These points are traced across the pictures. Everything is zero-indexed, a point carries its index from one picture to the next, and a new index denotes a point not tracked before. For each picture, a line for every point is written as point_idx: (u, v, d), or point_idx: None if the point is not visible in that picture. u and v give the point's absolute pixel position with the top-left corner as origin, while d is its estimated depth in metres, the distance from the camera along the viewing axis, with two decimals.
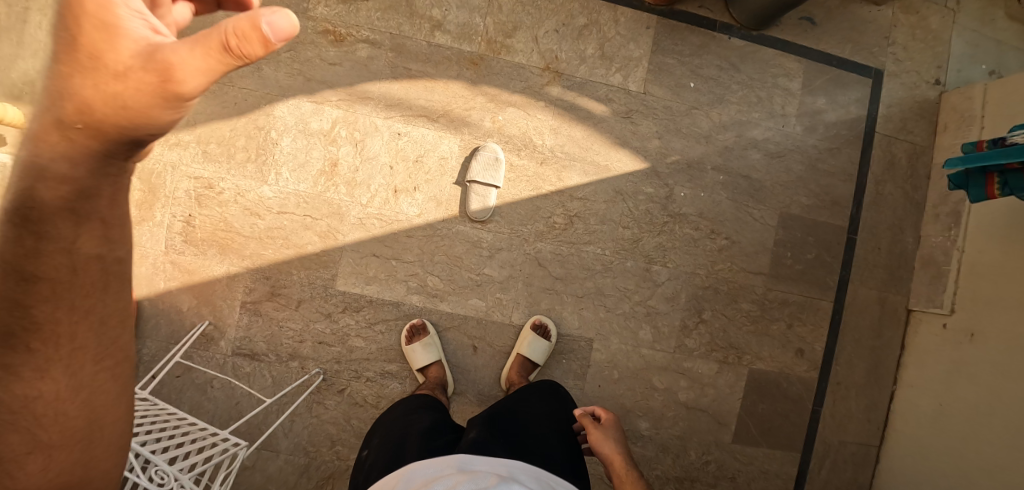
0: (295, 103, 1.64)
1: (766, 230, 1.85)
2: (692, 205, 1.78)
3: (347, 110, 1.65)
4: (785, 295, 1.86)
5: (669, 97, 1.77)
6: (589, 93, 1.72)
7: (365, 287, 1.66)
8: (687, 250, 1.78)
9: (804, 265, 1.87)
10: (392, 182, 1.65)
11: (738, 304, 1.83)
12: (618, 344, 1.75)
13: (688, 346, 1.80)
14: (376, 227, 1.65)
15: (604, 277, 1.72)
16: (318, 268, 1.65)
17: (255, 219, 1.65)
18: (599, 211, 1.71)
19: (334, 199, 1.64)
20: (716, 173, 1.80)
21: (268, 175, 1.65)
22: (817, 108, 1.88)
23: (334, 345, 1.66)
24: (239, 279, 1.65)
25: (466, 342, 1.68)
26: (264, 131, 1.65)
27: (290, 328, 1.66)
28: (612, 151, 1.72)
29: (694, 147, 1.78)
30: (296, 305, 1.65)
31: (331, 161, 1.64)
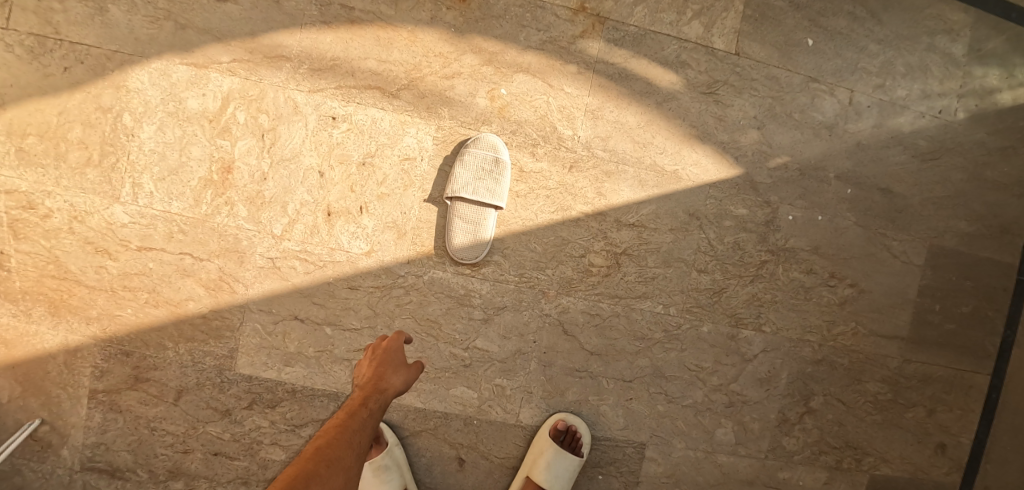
0: (162, 68, 1.00)
1: (908, 273, 1.20)
2: (803, 236, 1.13)
3: (247, 80, 0.99)
4: (928, 369, 1.23)
5: (776, 61, 1.10)
6: (651, 52, 1.04)
7: (282, 370, 1.03)
8: (791, 305, 1.14)
9: (958, 323, 1.23)
10: (322, 199, 0.99)
11: (862, 385, 1.20)
12: (683, 451, 1.12)
13: (786, 449, 1.18)
14: (296, 273, 1.00)
15: (666, 352, 1.08)
16: (208, 339, 1.03)
17: (105, 259, 1.02)
18: (661, 247, 1.06)
19: (229, 228, 1.00)
20: (840, 184, 1.15)
21: (122, 188, 1.01)
22: (990, 83, 1.20)
23: (238, 457, 1.05)
24: (82, 354, 1.03)
25: (448, 453, 1.05)
26: (115, 115, 1.01)
27: (167, 432, 1.06)
28: (685, 149, 1.06)
29: (809, 143, 1.12)
30: (175, 398, 1.05)
31: (223, 164, 0.99)
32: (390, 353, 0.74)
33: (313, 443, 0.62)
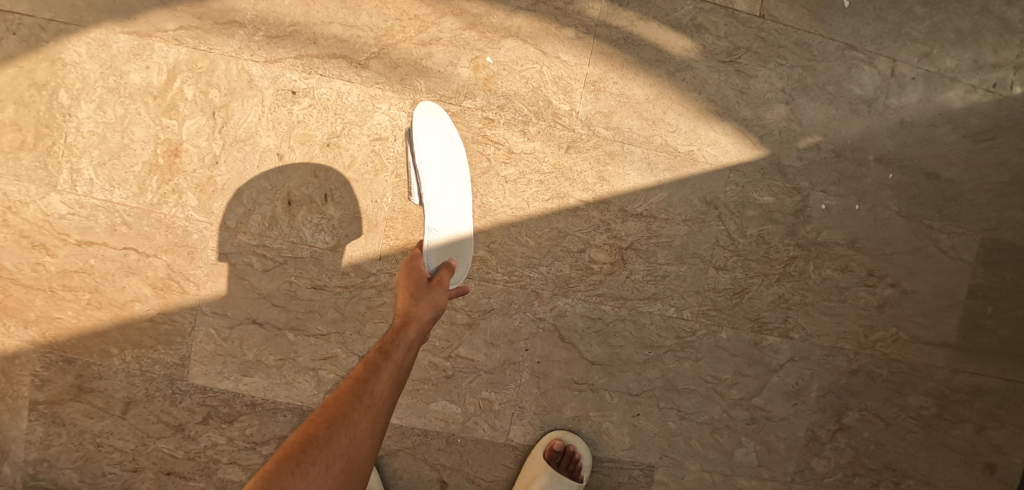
0: (99, 37, 0.87)
1: (963, 269, 1.04)
2: (837, 229, 0.98)
3: (196, 49, 0.86)
4: (979, 379, 1.06)
5: (811, 25, 0.95)
6: (662, 14, 0.90)
7: (241, 381, 0.91)
8: (824, 308, 1.00)
9: (1014, 328, 1.06)
10: (282, 185, 0.86)
11: (902, 399, 1.05)
12: (697, 473, 0.98)
13: (815, 471, 1.04)
14: (254, 271, 0.88)
15: (679, 361, 0.95)
16: (159, 346, 0.91)
17: (40, 255, 0.90)
18: (674, 241, 0.92)
19: (178, 220, 0.88)
20: (880, 168, 1.00)
21: (57, 175, 0.89)
22: None
23: (194, 477, 0.93)
24: (21, 360, 0.92)
25: (429, 475, 0.93)
26: (47, 92, 0.88)
27: (116, 448, 0.93)
28: (701, 127, 0.91)
29: (846, 122, 0.97)
30: (123, 411, 0.92)
31: (170, 147, 0.87)
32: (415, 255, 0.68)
33: (351, 382, 0.59)
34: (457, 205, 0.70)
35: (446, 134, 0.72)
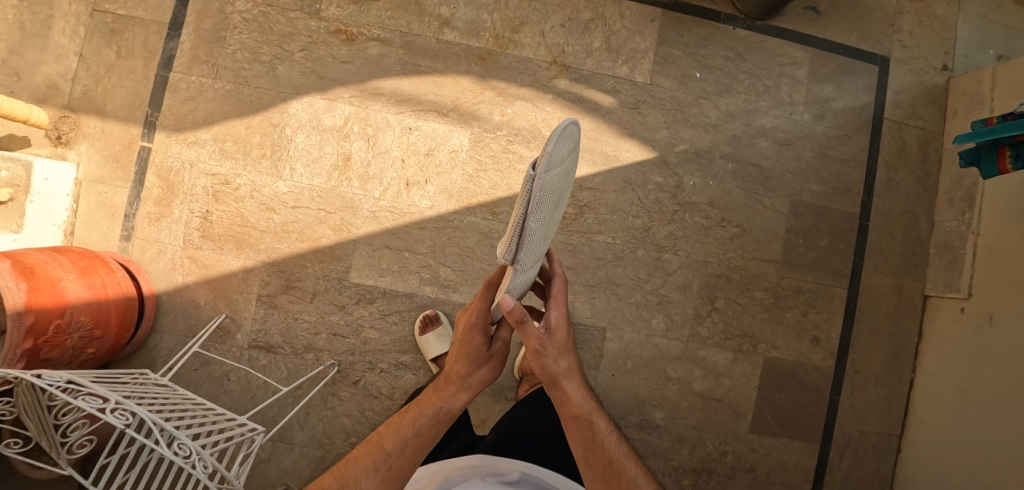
0: (308, 101, 1.67)
1: (778, 218, 1.74)
2: (702, 194, 1.73)
3: (359, 107, 1.68)
4: (799, 283, 1.76)
5: (676, 87, 1.73)
6: (597, 86, 1.72)
7: (378, 278, 1.68)
8: (697, 238, 1.73)
9: (817, 253, 1.76)
10: (403, 175, 1.68)
11: (751, 292, 1.75)
12: (630, 333, 1.72)
13: (701, 335, 1.74)
14: (388, 220, 1.68)
15: (616, 267, 1.71)
16: (332, 261, 1.67)
17: (270, 214, 1.66)
18: (609, 201, 1.71)
19: (348, 193, 1.67)
20: (724, 161, 1.73)
21: (283, 171, 1.67)
22: (824, 96, 1.76)
23: (348, 336, 1.67)
24: (255, 272, 1.67)
25: None
26: (279, 129, 1.67)
27: (305, 320, 1.67)
28: (620, 141, 1.72)
29: (702, 137, 1.73)
30: (311, 298, 1.67)
31: (344, 156, 1.67)
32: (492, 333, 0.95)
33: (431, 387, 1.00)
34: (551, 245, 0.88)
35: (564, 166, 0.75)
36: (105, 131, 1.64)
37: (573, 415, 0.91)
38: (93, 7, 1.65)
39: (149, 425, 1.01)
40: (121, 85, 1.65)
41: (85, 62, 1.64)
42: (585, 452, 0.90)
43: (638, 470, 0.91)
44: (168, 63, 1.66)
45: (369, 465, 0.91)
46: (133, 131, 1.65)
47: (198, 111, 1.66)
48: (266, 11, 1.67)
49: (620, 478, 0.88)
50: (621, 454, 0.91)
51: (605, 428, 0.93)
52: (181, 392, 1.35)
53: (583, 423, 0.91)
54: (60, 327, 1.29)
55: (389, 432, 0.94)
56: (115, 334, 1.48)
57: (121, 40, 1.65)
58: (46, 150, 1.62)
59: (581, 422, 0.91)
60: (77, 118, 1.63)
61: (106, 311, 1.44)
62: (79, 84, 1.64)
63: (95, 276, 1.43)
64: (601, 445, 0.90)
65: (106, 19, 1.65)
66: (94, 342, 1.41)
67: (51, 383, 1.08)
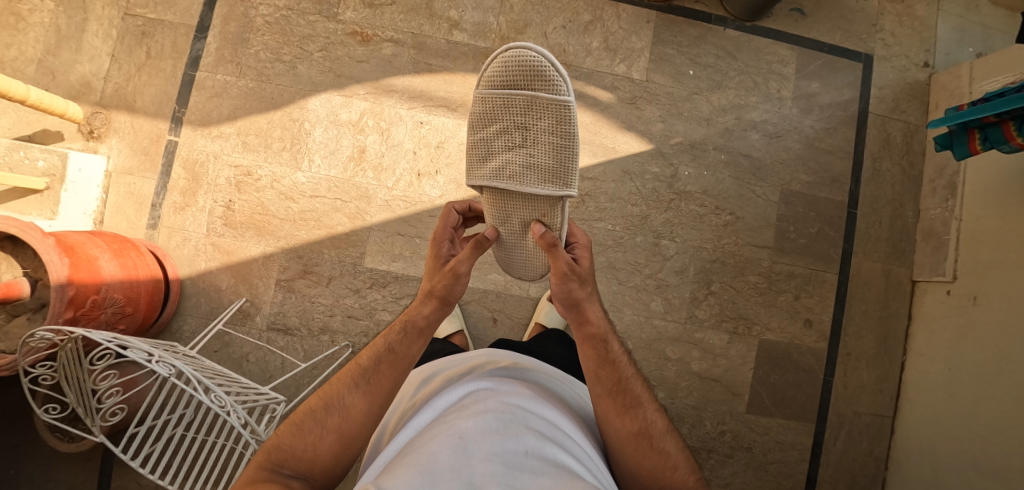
0: (326, 97, 1.78)
1: (769, 206, 1.84)
2: (697, 183, 1.83)
3: (374, 103, 1.79)
4: (790, 267, 1.84)
5: (671, 83, 1.84)
6: (596, 83, 1.83)
7: (391, 263, 1.77)
8: (692, 225, 1.82)
9: (808, 239, 1.85)
10: (415, 166, 1.79)
11: (745, 276, 1.83)
12: (631, 315, 1.79)
13: (699, 318, 1.81)
14: (401, 208, 1.78)
15: (616, 252, 1.80)
16: (347, 247, 1.76)
17: (289, 202, 1.76)
18: (609, 190, 1.81)
19: (363, 183, 1.77)
20: (718, 152, 1.84)
21: (302, 162, 1.77)
22: (811, 92, 1.87)
23: (362, 318, 1.76)
24: (274, 258, 1.75)
25: (487, 314, 1.79)
26: (299, 123, 1.77)
27: (321, 303, 1.75)
28: (619, 134, 1.83)
29: (696, 129, 1.84)
30: (327, 282, 1.76)
31: (359, 148, 1.78)
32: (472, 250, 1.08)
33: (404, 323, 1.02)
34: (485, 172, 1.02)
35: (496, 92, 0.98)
36: (135, 126, 1.73)
37: (589, 336, 1.01)
38: (126, 11, 1.76)
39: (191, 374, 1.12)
40: (151, 82, 1.75)
41: (116, 61, 1.74)
42: (597, 370, 1.00)
43: (643, 391, 1.01)
44: (195, 62, 1.76)
45: (350, 384, 0.96)
46: (161, 126, 1.74)
47: (222, 106, 1.76)
48: (287, 15, 1.79)
49: (627, 395, 0.99)
50: (629, 375, 1.01)
51: (617, 350, 1.03)
52: (207, 365, 1.44)
53: (599, 343, 1.01)
54: (96, 302, 1.35)
55: (365, 351, 0.99)
56: (144, 312, 1.55)
57: (152, 41, 1.76)
58: (78, 143, 1.70)
59: (597, 341, 1.01)
60: (108, 113, 1.72)
61: (138, 290, 1.51)
62: (111, 82, 1.73)
63: (128, 257, 1.50)
64: (613, 363, 1.00)
65: (138, 22, 1.76)
66: (124, 319, 1.48)
67: (101, 339, 1.18)
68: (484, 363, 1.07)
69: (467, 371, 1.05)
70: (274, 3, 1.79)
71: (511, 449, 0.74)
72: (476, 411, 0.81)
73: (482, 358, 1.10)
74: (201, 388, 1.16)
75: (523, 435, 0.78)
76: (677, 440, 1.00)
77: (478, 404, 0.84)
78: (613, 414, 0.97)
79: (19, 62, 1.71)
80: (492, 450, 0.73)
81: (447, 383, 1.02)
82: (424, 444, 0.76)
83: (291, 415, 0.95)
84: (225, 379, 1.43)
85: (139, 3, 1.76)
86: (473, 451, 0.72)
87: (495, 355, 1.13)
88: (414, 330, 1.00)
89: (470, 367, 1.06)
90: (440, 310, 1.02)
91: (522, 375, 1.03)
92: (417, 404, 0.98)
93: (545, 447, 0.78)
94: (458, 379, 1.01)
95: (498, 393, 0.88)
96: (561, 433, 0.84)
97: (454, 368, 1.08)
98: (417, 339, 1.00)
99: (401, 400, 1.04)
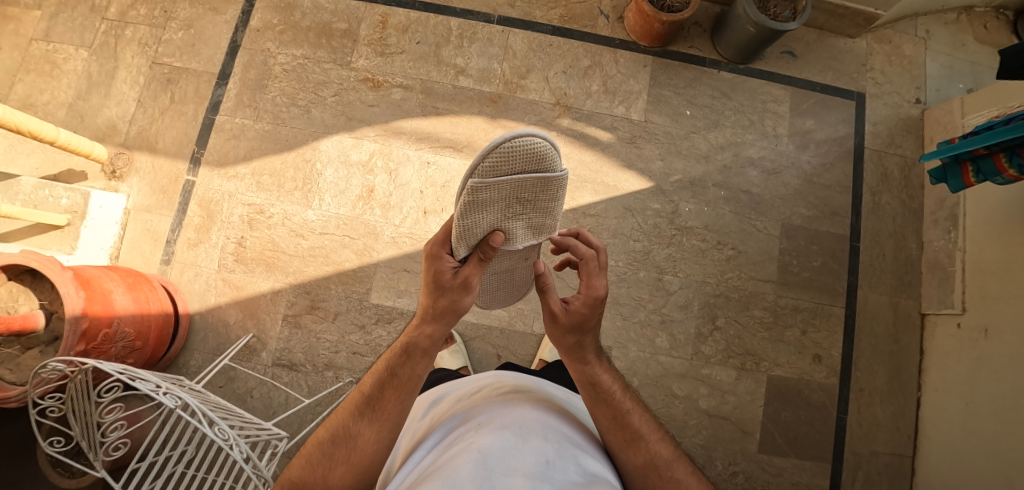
0: (337, 139, 1.86)
1: (771, 240, 1.85)
2: (698, 219, 1.86)
3: (383, 144, 1.87)
4: (796, 301, 1.83)
5: (669, 123, 1.91)
6: (596, 123, 1.90)
7: (396, 299, 1.79)
8: (695, 260, 1.83)
9: (812, 272, 1.84)
10: (422, 205, 1.84)
11: (750, 311, 1.82)
12: (635, 352, 1.77)
13: (705, 354, 1.79)
14: (407, 245, 1.82)
15: (619, 288, 1.80)
16: (354, 283, 1.79)
17: (299, 239, 1.81)
18: (611, 226, 1.83)
19: (370, 221, 1.83)
20: (717, 189, 1.87)
21: (312, 200, 1.83)
22: (806, 129, 1.92)
23: (367, 355, 1.76)
24: (282, 294, 1.78)
25: (491, 351, 1.78)
26: (311, 164, 1.85)
27: (327, 338, 1.76)
28: (620, 173, 1.87)
29: (694, 167, 1.88)
30: (334, 318, 1.77)
31: (368, 188, 1.84)
32: (439, 260, 0.95)
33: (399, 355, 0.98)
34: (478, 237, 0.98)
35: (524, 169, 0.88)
36: (155, 166, 1.82)
37: (580, 378, 1.02)
38: (153, 60, 1.89)
39: (195, 408, 1.12)
40: (173, 125, 1.85)
41: (142, 106, 1.86)
42: (592, 409, 1.01)
43: (644, 423, 0.99)
44: (215, 107, 1.87)
45: (357, 413, 0.96)
46: (180, 166, 1.82)
47: (239, 148, 1.84)
48: (304, 63, 1.90)
49: (626, 430, 0.97)
50: (628, 409, 1.00)
51: (611, 386, 1.01)
52: (212, 399, 1.44)
53: (589, 385, 1.01)
54: (107, 336, 1.38)
55: (366, 380, 0.99)
56: (153, 346, 1.58)
57: (176, 87, 1.87)
58: (101, 182, 1.79)
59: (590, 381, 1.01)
60: (131, 155, 1.82)
61: (148, 324, 1.53)
62: (136, 124, 1.84)
63: (140, 292, 1.54)
64: (607, 402, 0.99)
65: (164, 70, 1.88)
66: (133, 353, 1.51)
67: (110, 370, 1.20)
68: (491, 380, 1.14)
69: (476, 389, 1.12)
70: (292, 52, 1.91)
71: (528, 462, 0.83)
72: (492, 429, 0.90)
73: (489, 378, 1.17)
74: (205, 421, 1.13)
75: (537, 449, 0.86)
76: (688, 464, 0.98)
77: (493, 422, 0.93)
78: (619, 447, 0.98)
79: (52, 106, 1.83)
80: (511, 466, 0.81)
81: (459, 403, 1.10)
82: (447, 461, 0.84)
83: (302, 450, 0.96)
84: (228, 414, 1.41)
85: (167, 53, 1.89)
86: (494, 465, 0.81)
87: (502, 373, 1.19)
88: (417, 352, 0.97)
89: (478, 386, 1.13)
90: (447, 322, 0.97)
91: (529, 389, 1.09)
92: (433, 423, 1.06)
93: (558, 460, 0.86)
94: (469, 398, 1.09)
95: (509, 412, 0.96)
96: (572, 444, 0.92)
97: (463, 388, 1.15)
98: (422, 360, 0.98)
99: (415, 420, 1.12)
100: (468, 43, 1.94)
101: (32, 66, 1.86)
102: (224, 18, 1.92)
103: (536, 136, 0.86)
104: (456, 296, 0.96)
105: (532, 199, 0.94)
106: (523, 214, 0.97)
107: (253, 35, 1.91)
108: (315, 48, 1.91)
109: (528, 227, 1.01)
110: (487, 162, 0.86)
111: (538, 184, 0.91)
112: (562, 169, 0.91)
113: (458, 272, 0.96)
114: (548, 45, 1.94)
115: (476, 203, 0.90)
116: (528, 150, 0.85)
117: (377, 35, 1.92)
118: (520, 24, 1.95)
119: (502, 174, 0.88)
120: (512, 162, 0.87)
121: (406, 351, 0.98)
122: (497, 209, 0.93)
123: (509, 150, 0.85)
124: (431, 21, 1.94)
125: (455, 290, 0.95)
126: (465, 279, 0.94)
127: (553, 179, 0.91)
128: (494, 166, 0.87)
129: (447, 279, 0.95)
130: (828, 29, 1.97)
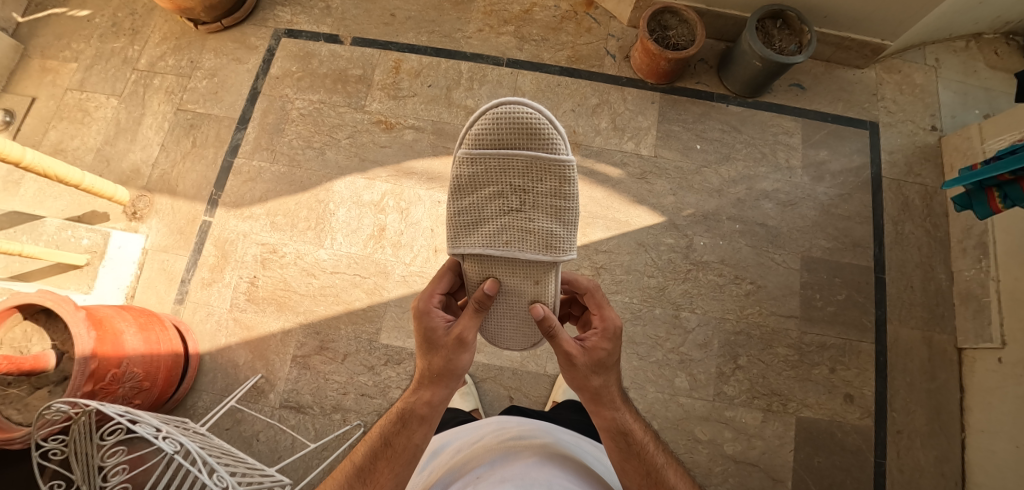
0: (350, 180, 1.90)
1: (790, 273, 1.79)
2: (713, 253, 1.81)
3: (395, 184, 1.89)
4: (821, 338, 1.74)
5: (679, 158, 1.90)
6: (606, 160, 1.90)
7: (406, 340, 1.76)
8: (713, 296, 1.77)
9: (837, 307, 1.77)
10: (432, 243, 1.84)
11: (774, 349, 1.73)
12: (654, 393, 1.69)
13: (727, 394, 1.70)
14: (417, 283, 1.81)
15: (634, 325, 1.74)
16: (364, 323, 1.77)
17: (310, 278, 1.81)
18: (623, 262, 1.80)
19: (381, 259, 1.83)
20: (732, 222, 1.84)
21: (324, 240, 1.84)
22: (820, 160, 1.90)
23: (376, 397, 1.71)
24: (292, 334, 1.77)
25: (503, 392, 1.71)
26: (324, 204, 1.88)
27: (335, 380, 1.73)
28: (632, 208, 1.85)
29: (707, 201, 1.86)
30: (343, 359, 1.74)
31: (379, 227, 1.85)
32: (428, 316, 1.03)
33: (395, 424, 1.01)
34: (470, 236, 1.06)
35: (487, 135, 0.98)
36: (175, 207, 1.87)
37: (606, 428, 1.02)
38: (178, 107, 1.98)
39: (194, 455, 1.05)
40: (194, 168, 1.91)
41: (165, 150, 1.93)
42: (623, 462, 1.01)
43: (679, 479, 1.00)
44: (234, 150, 1.93)
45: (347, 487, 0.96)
46: (198, 208, 1.87)
47: (256, 189, 1.89)
48: (321, 107, 1.97)
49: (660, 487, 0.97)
50: (661, 464, 1.00)
51: (643, 438, 1.02)
52: (217, 443, 1.37)
53: (619, 436, 1.01)
54: (115, 376, 1.37)
55: (364, 448, 1.00)
56: (161, 387, 1.56)
57: (198, 132, 1.95)
58: (122, 223, 1.85)
59: (616, 434, 1.01)
60: (152, 197, 1.88)
61: (157, 365, 1.52)
62: (158, 167, 1.91)
63: (152, 332, 1.54)
64: (639, 456, 0.99)
65: (188, 116, 1.97)
66: (141, 394, 1.49)
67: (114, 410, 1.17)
68: (493, 428, 1.10)
69: (477, 438, 1.09)
70: (309, 97, 1.98)
71: None
72: (493, 483, 0.89)
73: (492, 425, 1.13)
74: (204, 468, 1.06)
75: None
76: None
77: (493, 476, 0.92)
78: None
79: (81, 151, 1.92)
80: None
81: (459, 453, 1.07)
82: None
83: None
84: (232, 459, 1.34)
85: (191, 100, 1.98)
86: None
87: (504, 420, 1.15)
88: (415, 420, 1.00)
89: (480, 435, 1.10)
90: (443, 384, 1.01)
91: (533, 435, 1.06)
92: (433, 479, 1.04)
93: None
94: (469, 449, 1.06)
95: (510, 465, 0.94)
96: None
97: (464, 437, 1.12)
98: (419, 427, 1.00)
99: (417, 475, 1.10)
100: (478, 85, 1.99)
101: (65, 114, 1.96)
102: (246, 67, 2.02)
103: (525, 106, 0.95)
104: (453, 355, 1.02)
105: (531, 186, 1.02)
106: (526, 210, 1.03)
107: (273, 82, 2.00)
108: (331, 93, 1.98)
109: (514, 228, 1.04)
110: (472, 131, 0.99)
111: (529, 165, 0.99)
112: (564, 152, 0.99)
113: (452, 329, 1.03)
114: (556, 85, 1.98)
115: (467, 186, 1.04)
116: (515, 119, 0.95)
117: (390, 80, 1.99)
118: (529, 66, 2.01)
119: (485, 149, 0.99)
120: (502, 138, 0.98)
121: (403, 418, 1.01)
122: (491, 196, 1.04)
123: (496, 118, 0.96)
124: (442, 65, 2.01)
125: (452, 348, 1.01)
126: (458, 335, 1.00)
127: (504, 157, 0.99)
128: (486, 139, 0.99)
129: (440, 336, 1.02)
130: (836, 61, 1.98)
